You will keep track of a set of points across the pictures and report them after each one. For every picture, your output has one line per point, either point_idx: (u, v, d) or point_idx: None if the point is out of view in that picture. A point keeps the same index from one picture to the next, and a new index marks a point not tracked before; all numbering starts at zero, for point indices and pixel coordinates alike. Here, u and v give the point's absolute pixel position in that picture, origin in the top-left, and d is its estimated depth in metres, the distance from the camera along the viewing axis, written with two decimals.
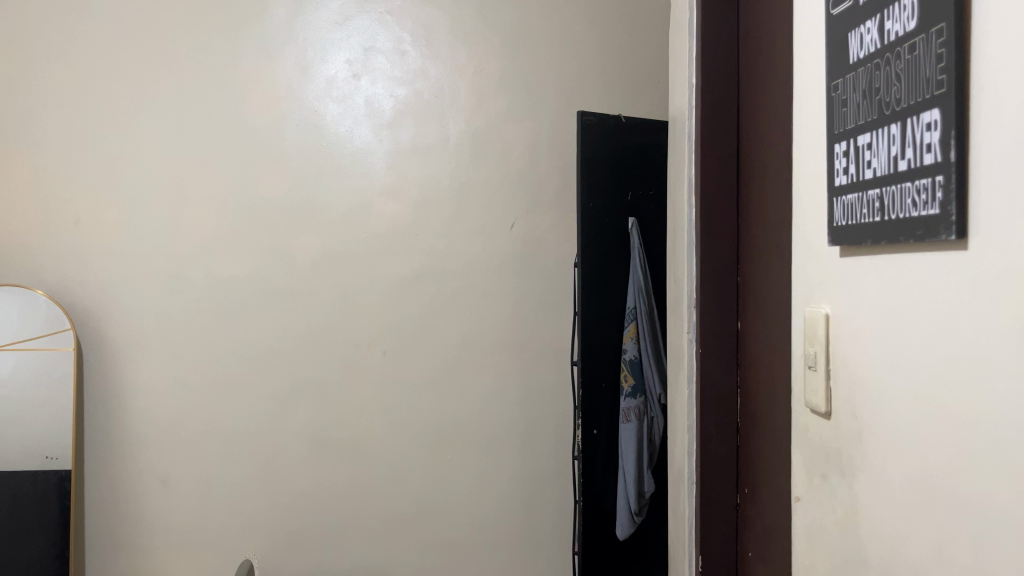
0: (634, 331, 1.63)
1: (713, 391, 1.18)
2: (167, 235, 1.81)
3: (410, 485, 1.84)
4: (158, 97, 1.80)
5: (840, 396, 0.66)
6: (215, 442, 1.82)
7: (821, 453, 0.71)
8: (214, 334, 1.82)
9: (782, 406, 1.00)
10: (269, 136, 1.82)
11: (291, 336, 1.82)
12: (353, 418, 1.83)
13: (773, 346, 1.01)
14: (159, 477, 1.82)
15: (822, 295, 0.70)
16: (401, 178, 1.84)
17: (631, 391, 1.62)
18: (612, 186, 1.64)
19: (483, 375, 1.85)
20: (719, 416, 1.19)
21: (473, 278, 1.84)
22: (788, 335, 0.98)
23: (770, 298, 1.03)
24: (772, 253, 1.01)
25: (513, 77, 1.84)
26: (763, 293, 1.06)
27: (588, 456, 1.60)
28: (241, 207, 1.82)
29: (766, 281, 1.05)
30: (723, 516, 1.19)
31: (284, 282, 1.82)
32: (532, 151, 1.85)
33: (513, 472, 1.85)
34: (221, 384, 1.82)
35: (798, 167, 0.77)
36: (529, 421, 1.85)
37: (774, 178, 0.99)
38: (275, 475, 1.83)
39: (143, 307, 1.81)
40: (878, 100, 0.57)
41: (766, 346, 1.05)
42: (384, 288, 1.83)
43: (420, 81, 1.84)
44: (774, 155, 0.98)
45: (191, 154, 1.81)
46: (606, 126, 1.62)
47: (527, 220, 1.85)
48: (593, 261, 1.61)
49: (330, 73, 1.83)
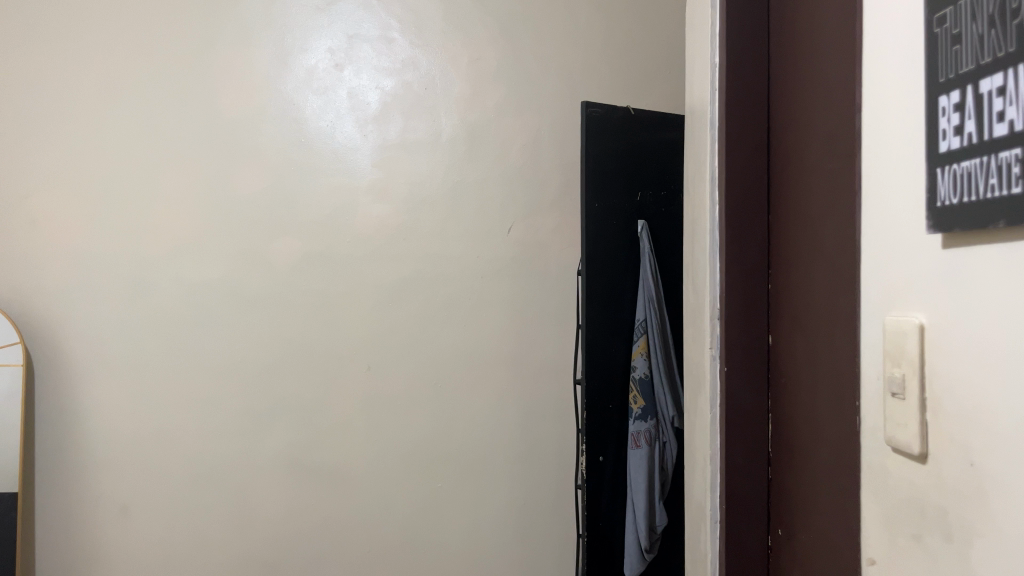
0: (645, 346, 1.48)
1: (739, 414, 1.02)
2: (132, 238, 1.64)
3: (398, 514, 1.67)
4: (124, 87, 1.64)
5: (944, 435, 0.50)
6: (183, 465, 1.65)
7: (911, 506, 0.54)
8: (182, 347, 1.65)
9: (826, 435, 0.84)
10: (244, 130, 1.66)
11: (267, 349, 1.66)
12: (336, 439, 1.66)
13: (817, 363, 0.85)
14: (119, 504, 1.63)
15: (913, 300, 0.54)
16: (389, 176, 1.68)
17: (641, 413, 1.45)
18: (621, 185, 1.48)
19: (479, 392, 1.69)
20: (749, 444, 1.02)
21: (469, 285, 1.68)
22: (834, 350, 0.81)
23: (810, 308, 0.87)
24: (813, 253, 0.85)
25: (510, 67, 1.69)
26: (803, 302, 0.90)
27: (593, 485, 1.43)
28: (215, 207, 1.66)
29: (805, 287, 0.89)
30: (750, 559, 1.03)
31: (261, 289, 1.66)
32: (533, 147, 1.70)
33: (509, 500, 1.68)
34: (190, 401, 1.65)
35: (871, 133, 0.61)
36: (527, 443, 1.69)
37: (816, 162, 0.83)
38: (249, 501, 1.65)
39: (105, 316, 1.64)
40: (1017, 25, 0.41)
41: (807, 365, 0.88)
42: (371, 296, 1.67)
43: (410, 71, 1.68)
44: (816, 135, 0.83)
45: (161, 150, 1.65)
46: (614, 118, 1.46)
47: (527, 223, 1.69)
48: (600, 268, 1.44)
49: (311, 63, 1.67)
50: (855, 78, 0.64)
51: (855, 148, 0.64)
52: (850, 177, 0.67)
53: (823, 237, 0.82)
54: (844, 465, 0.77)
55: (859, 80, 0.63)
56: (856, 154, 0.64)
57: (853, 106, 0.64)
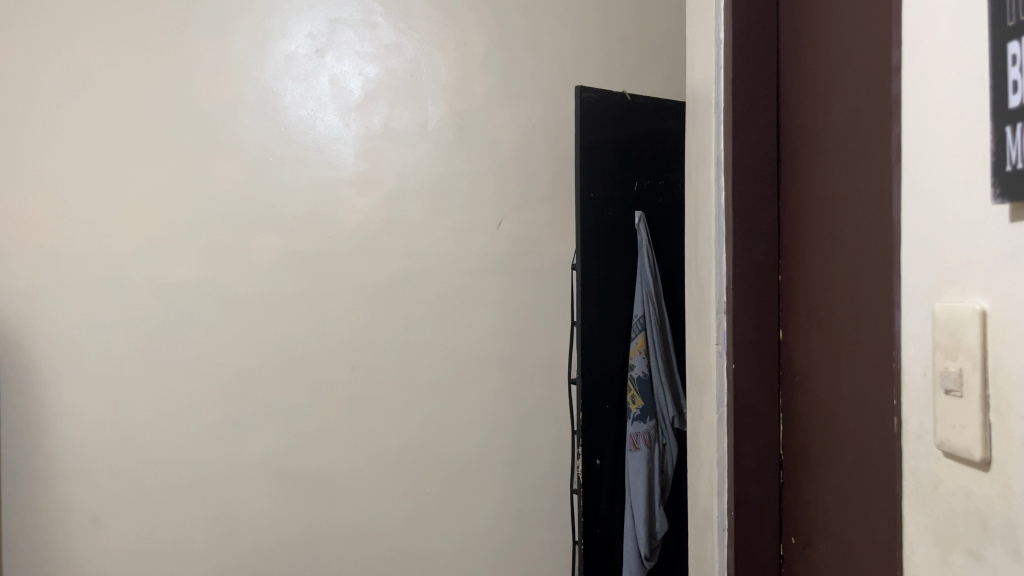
0: (643, 343, 1.40)
1: (749, 414, 0.95)
2: (101, 233, 1.55)
3: (386, 521, 1.59)
4: (92, 77, 1.54)
5: (1012, 439, 0.43)
6: (159, 475, 1.56)
7: (971, 521, 0.47)
8: (157, 349, 1.56)
9: (847, 438, 0.77)
10: (221, 120, 1.57)
11: (247, 350, 1.58)
12: (320, 444, 1.59)
13: (839, 361, 0.78)
14: (91, 515, 1.55)
15: (973, 282, 0.47)
16: (374, 168, 1.60)
17: (639, 414, 1.38)
18: (618, 174, 1.40)
19: (471, 393, 1.62)
20: (759, 446, 0.95)
21: (459, 282, 1.61)
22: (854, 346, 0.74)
23: (830, 300, 0.80)
24: (831, 241, 0.79)
25: (500, 54, 1.62)
26: (820, 293, 0.83)
27: (590, 490, 1.35)
28: (190, 201, 1.57)
29: (821, 278, 0.82)
30: (760, 568, 0.96)
31: (240, 286, 1.58)
32: (525, 137, 1.63)
33: (503, 506, 1.62)
34: (166, 406, 1.56)
35: (920, 96, 0.54)
36: (520, 446, 1.63)
37: (836, 143, 0.76)
38: (230, 510, 1.57)
39: (74, 317, 1.54)
40: None
41: (824, 361, 0.82)
42: (355, 294, 1.59)
43: (394, 57, 1.60)
44: (836, 112, 0.76)
45: (132, 141, 1.56)
46: (609, 103, 1.39)
47: (518, 217, 1.63)
48: (595, 262, 1.37)
49: (290, 49, 1.59)
50: (892, 38, 0.58)
51: (893, 114, 0.57)
52: (885, 150, 0.60)
53: (842, 222, 0.76)
54: (872, 471, 0.70)
55: (899, 38, 0.56)
56: (894, 121, 0.57)
57: (890, 71, 0.58)
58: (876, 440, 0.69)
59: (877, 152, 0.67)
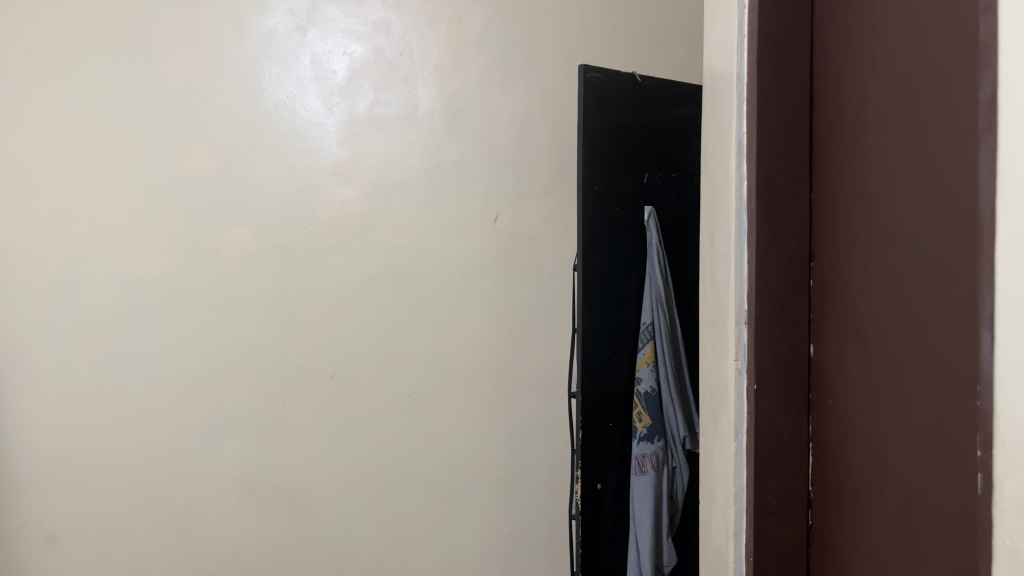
0: (652, 353, 1.24)
1: (771, 444, 0.80)
2: (59, 229, 1.45)
3: (363, 542, 1.48)
4: (49, 55, 1.43)
5: None
6: (118, 489, 1.47)
7: None
8: (115, 353, 1.46)
9: (896, 486, 0.62)
10: (191, 103, 1.45)
11: (216, 355, 1.46)
12: (292, 457, 1.47)
13: (890, 388, 0.63)
14: (45, 532, 1.47)
15: None
16: (357, 157, 1.46)
17: (647, 434, 1.23)
18: (625, 165, 1.25)
19: (459, 405, 1.47)
20: (784, 482, 0.80)
21: (447, 282, 1.47)
22: (910, 372, 0.59)
23: (881, 313, 0.64)
24: (877, 240, 0.65)
25: (498, 33, 1.47)
26: (864, 304, 0.67)
27: (589, 517, 1.22)
28: (154, 193, 1.45)
29: (868, 285, 0.67)
30: None
31: (207, 286, 1.46)
32: (523, 123, 1.47)
33: (495, 530, 1.48)
34: (125, 414, 1.46)
35: None
36: (513, 463, 1.48)
37: (887, 122, 0.63)
38: (192, 526, 1.47)
39: (28, 317, 1.45)
40: None
41: (867, 385, 0.67)
42: (334, 295, 1.46)
43: (382, 35, 1.46)
44: (887, 84, 0.63)
45: (93, 130, 1.44)
46: (616, 85, 1.23)
47: (515, 211, 1.47)
48: (598, 263, 1.22)
49: (270, 26, 1.45)
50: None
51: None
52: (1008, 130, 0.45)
53: (893, 216, 0.62)
54: (929, 526, 0.57)
55: None
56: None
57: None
58: (939, 490, 0.55)
59: (963, 125, 0.51)
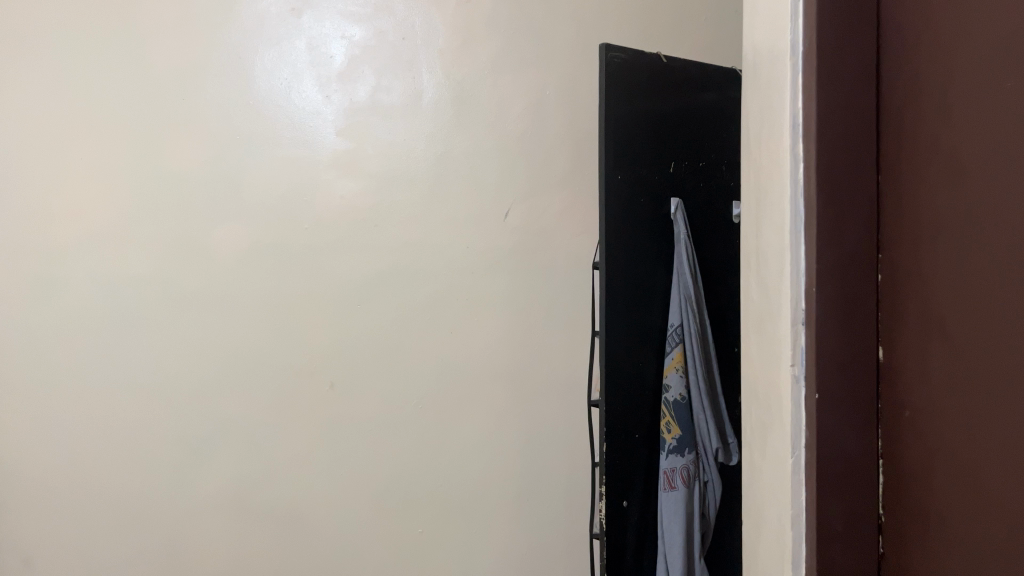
0: (681, 358, 1.14)
1: (836, 466, 0.67)
2: (37, 226, 1.35)
3: (366, 561, 1.37)
4: (28, 39, 1.34)
5: None
6: (100, 506, 1.37)
7: None
8: (98, 359, 1.36)
9: None
10: (177, 91, 1.34)
11: (207, 361, 1.36)
12: (290, 470, 1.36)
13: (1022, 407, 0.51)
14: (23, 555, 1.38)
15: None
16: (357, 148, 1.36)
17: (677, 446, 1.12)
18: (650, 154, 1.15)
19: (469, 414, 1.37)
20: (851, 510, 0.67)
21: (454, 281, 1.36)
22: None
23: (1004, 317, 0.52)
24: (960, 220, 0.57)
25: (509, 14, 1.36)
26: (973, 305, 0.55)
27: (614, 538, 1.11)
28: (140, 188, 1.35)
29: (978, 283, 0.54)
30: None
31: (195, 286, 1.36)
32: (538, 110, 1.36)
33: (508, 547, 1.37)
34: (109, 425, 1.36)
35: None
36: (529, 476, 1.37)
37: (978, 86, 0.54)
38: (181, 546, 1.37)
39: (6, 319, 1.36)
40: None
41: (952, 391, 0.58)
42: (335, 295, 1.36)
43: (385, 17, 1.35)
44: (1007, 33, 0.51)
45: (73, 120, 1.35)
46: (637, 67, 1.13)
47: (529, 205, 1.36)
48: (622, 260, 1.12)
49: (263, 7, 1.35)
50: None
51: None
52: None
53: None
54: None
55: None
56: None
57: None
58: None
59: None
